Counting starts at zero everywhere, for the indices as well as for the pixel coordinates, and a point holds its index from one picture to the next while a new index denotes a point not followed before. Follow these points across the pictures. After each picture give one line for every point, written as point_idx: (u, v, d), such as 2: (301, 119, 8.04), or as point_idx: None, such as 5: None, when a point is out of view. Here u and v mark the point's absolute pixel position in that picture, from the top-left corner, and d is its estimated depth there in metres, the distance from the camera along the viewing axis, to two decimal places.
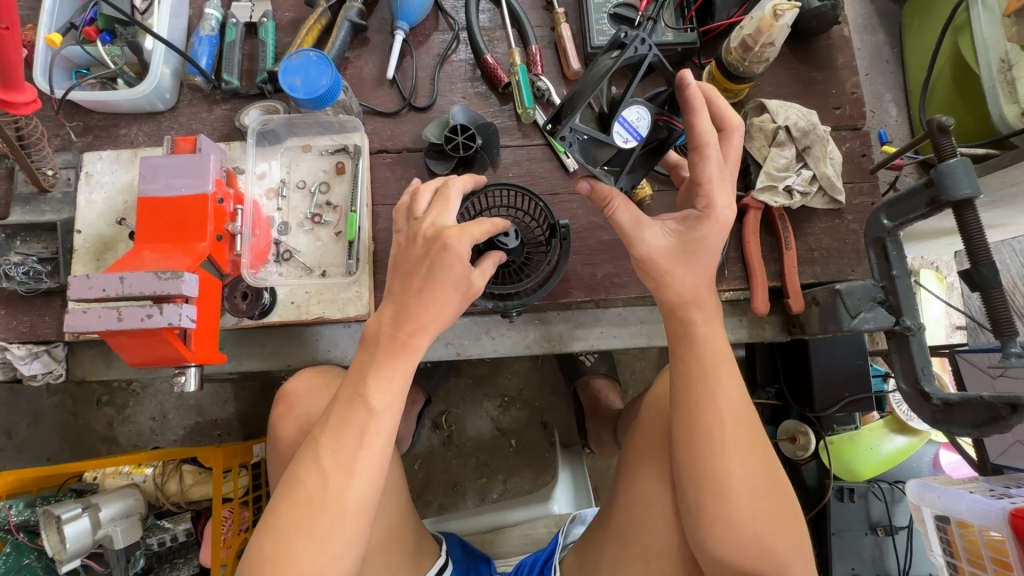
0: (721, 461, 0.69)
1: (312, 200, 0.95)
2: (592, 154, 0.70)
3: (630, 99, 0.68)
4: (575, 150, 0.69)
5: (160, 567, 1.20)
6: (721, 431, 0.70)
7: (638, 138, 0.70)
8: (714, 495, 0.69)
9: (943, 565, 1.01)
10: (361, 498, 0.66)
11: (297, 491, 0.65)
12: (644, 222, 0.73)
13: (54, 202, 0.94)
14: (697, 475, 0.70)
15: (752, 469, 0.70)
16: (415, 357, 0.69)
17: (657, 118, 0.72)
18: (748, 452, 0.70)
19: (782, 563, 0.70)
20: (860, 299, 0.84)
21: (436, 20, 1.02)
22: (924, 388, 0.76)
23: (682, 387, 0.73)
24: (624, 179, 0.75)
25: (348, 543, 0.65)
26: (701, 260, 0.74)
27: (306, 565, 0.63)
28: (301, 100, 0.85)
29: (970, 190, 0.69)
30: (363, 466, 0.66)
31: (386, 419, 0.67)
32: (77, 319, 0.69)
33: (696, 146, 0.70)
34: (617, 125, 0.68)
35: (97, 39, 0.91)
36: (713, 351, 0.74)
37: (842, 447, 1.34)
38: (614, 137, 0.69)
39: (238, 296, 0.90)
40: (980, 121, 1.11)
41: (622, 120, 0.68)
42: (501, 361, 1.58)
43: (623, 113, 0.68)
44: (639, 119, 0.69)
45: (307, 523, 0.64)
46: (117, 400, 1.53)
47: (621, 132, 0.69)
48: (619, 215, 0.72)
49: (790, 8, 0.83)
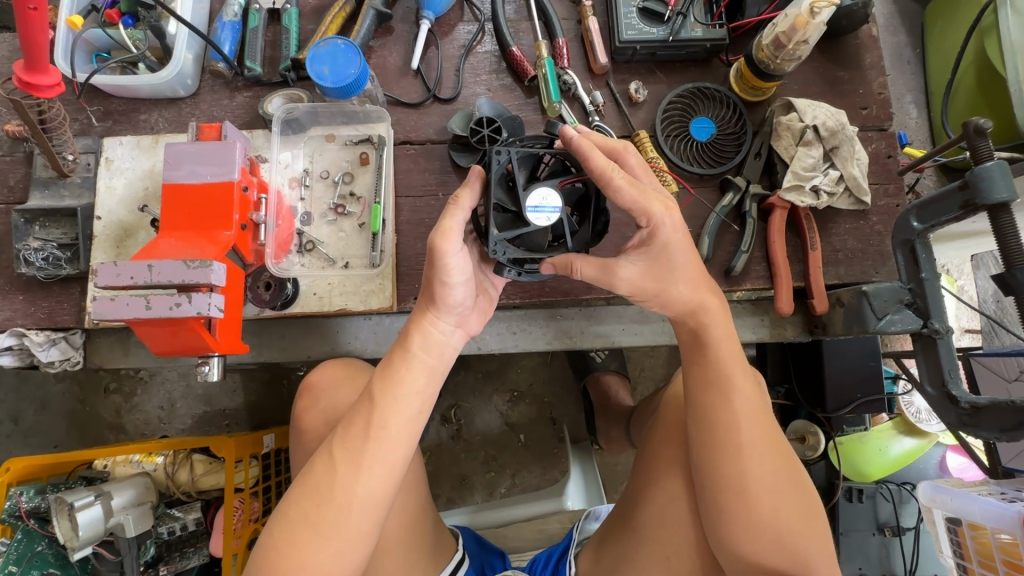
0: (742, 461, 0.69)
1: (336, 191, 0.94)
2: (532, 241, 0.70)
3: (529, 187, 0.68)
4: (528, 227, 0.67)
5: (171, 557, 1.17)
6: (741, 429, 0.70)
7: (558, 210, 0.68)
8: (740, 491, 0.69)
9: (954, 566, 1.01)
10: (369, 493, 0.66)
11: (306, 482, 0.67)
12: (613, 264, 0.71)
13: (73, 186, 0.92)
14: (726, 475, 0.70)
15: (777, 468, 0.70)
16: (423, 348, 0.71)
17: (565, 185, 0.71)
18: (769, 450, 0.70)
19: (814, 564, 0.69)
20: (887, 300, 0.83)
21: (461, 10, 1.01)
22: (951, 391, 0.77)
23: (700, 388, 0.74)
24: (574, 242, 0.72)
25: (356, 538, 0.66)
26: (668, 286, 0.73)
27: (314, 557, 0.64)
28: (329, 88, 0.84)
29: (1006, 193, 0.70)
30: (370, 460, 0.66)
31: (390, 410, 0.68)
32: (105, 307, 0.68)
33: (604, 184, 0.68)
34: (530, 213, 0.67)
35: (120, 21, 0.91)
36: (727, 355, 0.74)
37: (850, 448, 1.32)
38: (535, 221, 0.67)
39: (261, 286, 0.89)
40: (1005, 123, 1.10)
41: (530, 208, 0.67)
42: (512, 356, 1.57)
43: (528, 201, 0.67)
44: (545, 197, 0.68)
45: (312, 514, 0.65)
46: (125, 388, 1.52)
47: (538, 215, 0.67)
48: (585, 272, 0.70)
49: (827, 5, 0.82)
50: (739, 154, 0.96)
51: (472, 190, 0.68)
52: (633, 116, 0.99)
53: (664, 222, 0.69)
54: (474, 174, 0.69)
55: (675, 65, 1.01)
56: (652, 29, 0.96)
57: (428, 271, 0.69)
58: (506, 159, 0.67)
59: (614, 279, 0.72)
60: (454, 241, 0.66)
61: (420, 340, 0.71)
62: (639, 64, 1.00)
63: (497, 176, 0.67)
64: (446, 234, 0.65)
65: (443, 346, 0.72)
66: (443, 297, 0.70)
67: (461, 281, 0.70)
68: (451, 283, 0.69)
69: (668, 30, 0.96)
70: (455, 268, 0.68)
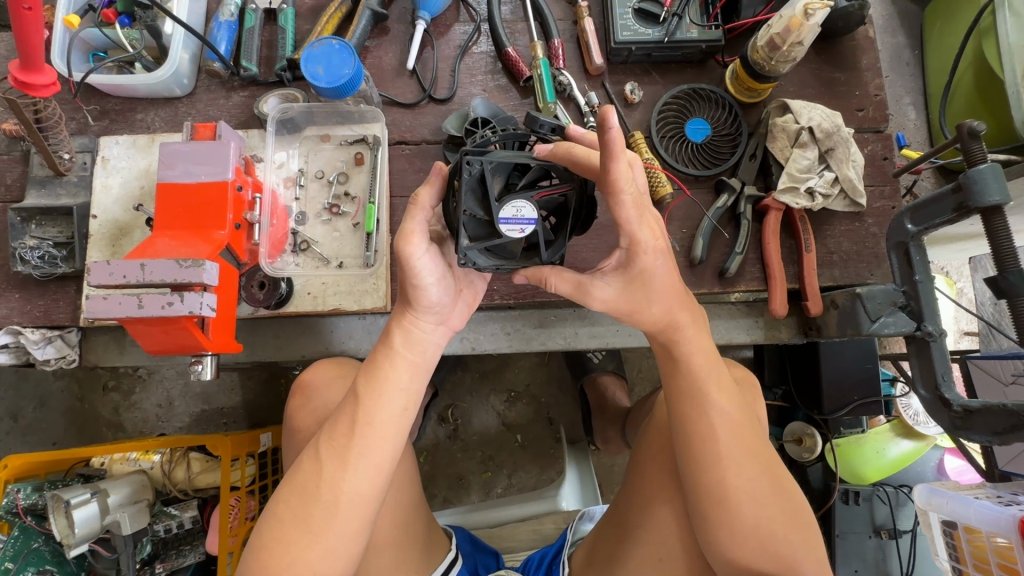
0: (723, 470, 0.69)
1: (331, 191, 0.94)
2: (504, 250, 0.68)
3: (502, 199, 0.65)
4: (499, 240, 0.65)
5: (167, 554, 1.17)
6: (719, 439, 0.70)
7: (532, 221, 0.66)
8: (724, 500, 0.69)
9: (948, 569, 1.01)
10: (356, 492, 0.66)
11: (294, 481, 0.67)
12: (587, 283, 0.71)
13: (69, 185, 0.93)
14: (713, 477, 0.69)
15: (758, 477, 0.69)
16: (408, 348, 0.71)
17: (541, 197, 0.67)
18: (750, 458, 0.70)
19: (802, 566, 0.69)
20: (881, 303, 0.83)
21: (457, 11, 1.01)
22: (943, 394, 0.77)
23: (685, 390, 0.73)
24: (548, 253, 0.69)
25: (345, 538, 0.66)
26: (642, 307, 0.72)
27: (304, 557, 0.64)
28: (323, 88, 0.85)
29: (1000, 196, 0.69)
30: (356, 459, 0.66)
31: (378, 409, 0.68)
32: (98, 305, 0.69)
33: (609, 191, 0.62)
34: (502, 225, 0.65)
35: (116, 22, 0.90)
36: (702, 362, 0.74)
37: (846, 451, 1.32)
38: (506, 235, 0.66)
39: (255, 285, 0.89)
40: (1004, 125, 1.10)
41: (503, 220, 0.65)
42: (509, 356, 1.58)
43: (501, 213, 0.64)
44: (519, 209, 0.65)
45: (298, 513, 0.66)
46: (123, 386, 1.53)
47: (510, 228, 0.65)
48: (558, 287, 0.71)
49: (821, 7, 0.82)
50: (734, 157, 0.97)
51: (433, 188, 0.67)
52: (628, 117, 0.99)
53: (646, 246, 0.67)
54: (436, 171, 0.68)
55: (672, 66, 1.01)
56: (648, 30, 0.96)
57: (401, 274, 0.68)
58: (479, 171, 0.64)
59: (588, 297, 0.72)
60: (418, 243, 0.65)
61: (403, 338, 0.71)
62: (635, 65, 1.00)
63: (468, 186, 0.64)
64: (408, 237, 0.65)
65: (427, 344, 0.72)
66: (418, 298, 0.69)
67: (435, 281, 0.68)
68: (424, 285, 0.68)
69: (664, 31, 0.96)
70: (428, 269, 0.67)
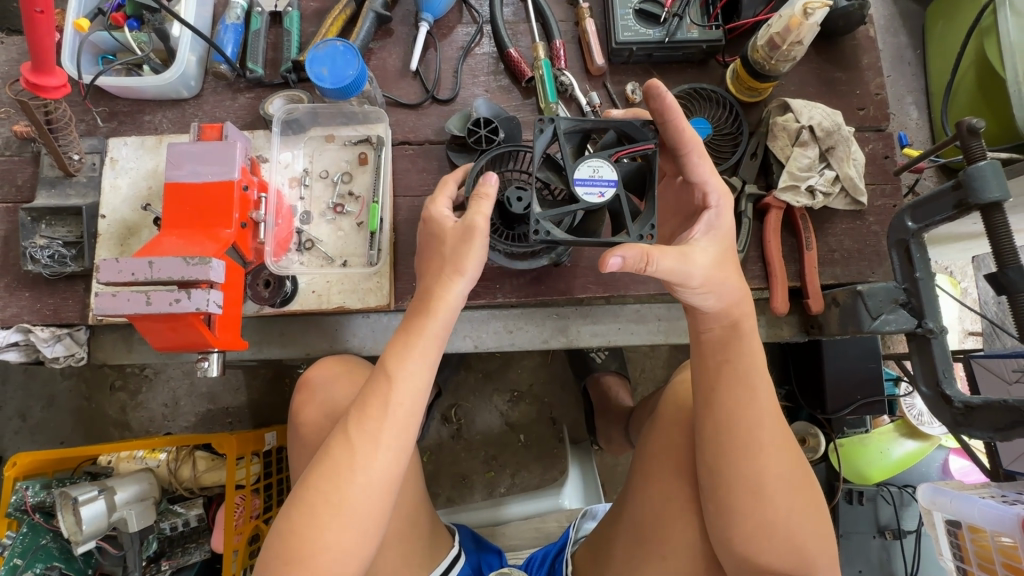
0: (769, 458, 0.69)
1: (335, 190, 0.95)
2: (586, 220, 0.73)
3: (581, 160, 0.71)
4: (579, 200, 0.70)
5: (173, 552, 1.18)
6: (772, 426, 0.70)
7: (611, 183, 0.70)
8: (751, 494, 0.69)
9: (953, 568, 1.00)
10: (383, 480, 0.67)
11: (324, 466, 0.66)
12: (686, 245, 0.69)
13: (78, 185, 0.94)
14: (741, 468, 0.69)
15: (788, 468, 0.70)
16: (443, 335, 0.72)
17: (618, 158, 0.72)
18: (783, 450, 0.70)
19: (811, 559, 0.70)
20: (882, 301, 0.84)
21: (460, 13, 1.02)
22: (945, 391, 0.76)
23: (709, 385, 0.73)
24: (634, 226, 0.70)
25: (368, 527, 0.66)
26: None
27: (333, 538, 0.64)
28: (327, 90, 0.86)
29: (999, 193, 0.70)
30: (384, 448, 0.67)
31: (408, 403, 0.68)
32: (107, 303, 0.70)
33: (684, 152, 0.74)
34: (579, 186, 0.70)
35: (125, 25, 0.92)
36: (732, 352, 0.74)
37: (850, 451, 1.32)
38: (585, 197, 0.70)
39: (260, 284, 0.91)
40: (1004, 124, 1.10)
41: (580, 180, 0.70)
42: (513, 355, 1.58)
43: (578, 173, 0.70)
44: (598, 170, 0.70)
45: (331, 496, 0.65)
46: (130, 385, 1.54)
47: (590, 189, 0.70)
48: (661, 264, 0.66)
49: (819, 7, 0.83)
50: (735, 154, 0.97)
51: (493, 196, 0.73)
52: None
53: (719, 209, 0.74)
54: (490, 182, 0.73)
55: (672, 66, 1.02)
56: (649, 30, 0.97)
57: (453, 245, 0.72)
58: (558, 126, 0.71)
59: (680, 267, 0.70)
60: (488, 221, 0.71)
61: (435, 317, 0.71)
62: (636, 65, 1.01)
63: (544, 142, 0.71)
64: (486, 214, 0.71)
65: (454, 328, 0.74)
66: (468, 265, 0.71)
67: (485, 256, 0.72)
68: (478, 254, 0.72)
69: (664, 32, 0.97)
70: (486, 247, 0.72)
